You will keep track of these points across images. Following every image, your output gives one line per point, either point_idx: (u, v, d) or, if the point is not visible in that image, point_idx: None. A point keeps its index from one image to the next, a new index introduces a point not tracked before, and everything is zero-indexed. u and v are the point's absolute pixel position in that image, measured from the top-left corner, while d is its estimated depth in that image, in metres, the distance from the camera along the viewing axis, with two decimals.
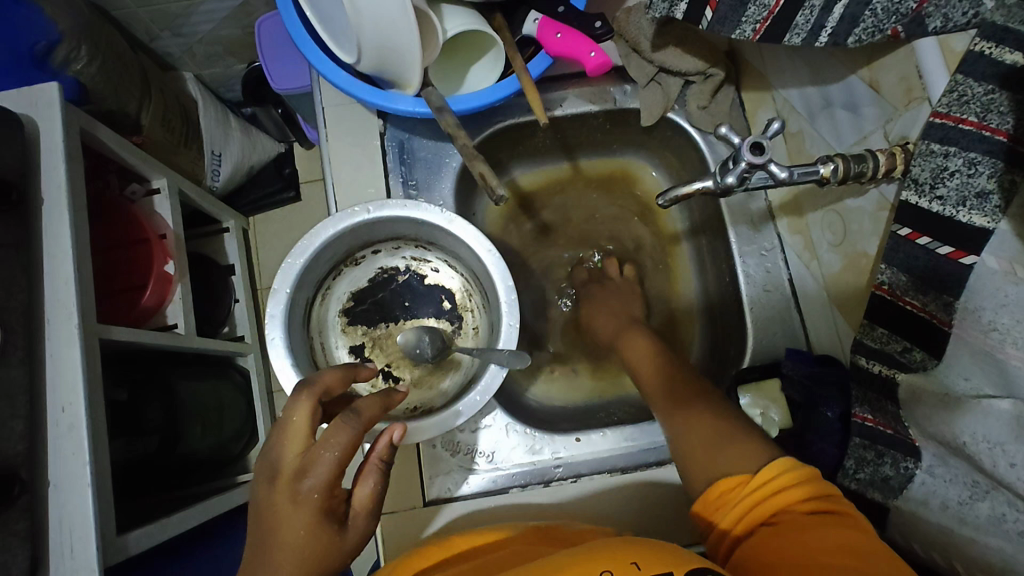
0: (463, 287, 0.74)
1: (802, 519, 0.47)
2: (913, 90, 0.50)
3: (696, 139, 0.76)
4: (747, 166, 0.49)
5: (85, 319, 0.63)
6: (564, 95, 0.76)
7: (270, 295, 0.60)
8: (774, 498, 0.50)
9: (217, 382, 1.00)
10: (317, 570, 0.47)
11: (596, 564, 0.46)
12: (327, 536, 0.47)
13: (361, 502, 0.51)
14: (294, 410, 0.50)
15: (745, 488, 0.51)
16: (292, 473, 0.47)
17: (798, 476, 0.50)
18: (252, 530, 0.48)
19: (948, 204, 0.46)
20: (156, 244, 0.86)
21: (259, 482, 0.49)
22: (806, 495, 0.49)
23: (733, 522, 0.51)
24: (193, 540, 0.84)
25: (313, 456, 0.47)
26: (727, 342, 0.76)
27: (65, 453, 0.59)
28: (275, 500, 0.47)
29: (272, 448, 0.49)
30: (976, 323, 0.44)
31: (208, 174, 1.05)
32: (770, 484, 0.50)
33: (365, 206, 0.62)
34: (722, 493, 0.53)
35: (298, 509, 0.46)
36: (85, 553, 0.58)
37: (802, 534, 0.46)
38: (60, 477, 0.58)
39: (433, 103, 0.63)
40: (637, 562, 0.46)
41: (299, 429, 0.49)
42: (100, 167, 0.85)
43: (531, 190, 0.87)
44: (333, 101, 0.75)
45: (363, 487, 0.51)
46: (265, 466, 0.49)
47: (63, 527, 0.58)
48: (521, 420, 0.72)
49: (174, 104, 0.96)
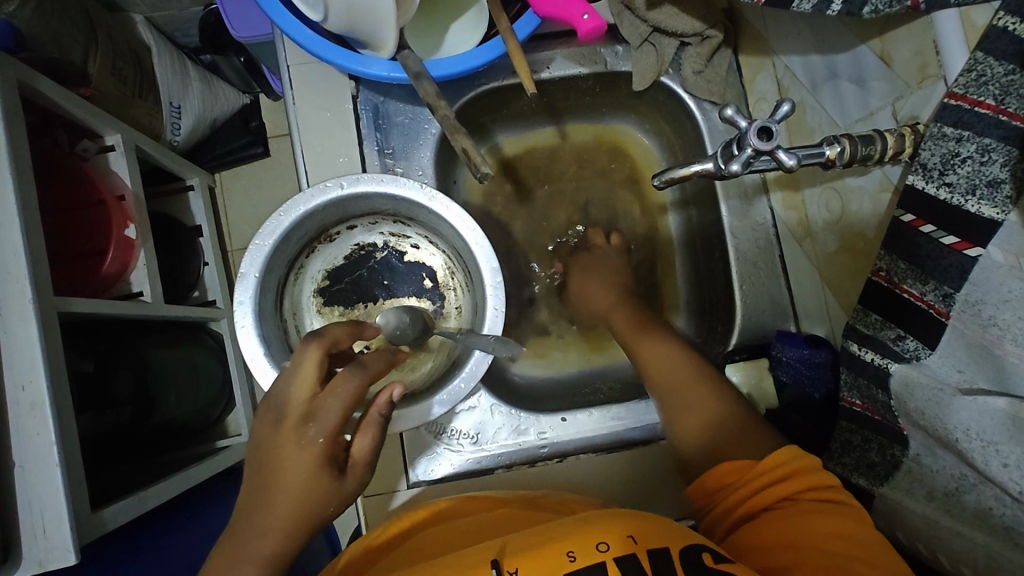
0: (445, 264, 0.70)
1: (805, 506, 0.48)
2: (928, 68, 0.47)
3: (689, 106, 0.72)
4: (753, 152, 0.47)
5: (41, 293, 0.58)
6: (552, 56, 0.71)
7: (238, 280, 0.56)
8: (780, 484, 0.50)
9: (189, 349, 0.96)
10: (314, 513, 0.46)
11: (590, 535, 0.47)
12: (325, 483, 0.46)
13: (359, 454, 0.49)
14: (303, 356, 0.48)
15: (752, 472, 0.51)
16: (299, 416, 0.46)
17: (804, 465, 0.50)
18: (249, 473, 0.47)
19: (957, 192, 0.44)
20: (113, 206, 0.80)
21: (263, 422, 0.47)
22: (812, 483, 0.49)
23: (735, 505, 0.51)
24: (175, 510, 0.81)
25: (319, 403, 0.46)
26: (715, 318, 0.75)
27: (29, 433, 0.55)
28: (280, 442, 0.46)
29: (278, 390, 0.47)
30: (975, 317, 0.43)
31: (167, 129, 0.97)
32: (776, 471, 0.50)
33: (338, 181, 0.57)
34: (727, 475, 0.53)
35: (303, 452, 0.45)
36: (59, 534, 0.55)
37: (804, 520, 0.46)
38: (26, 458, 0.55)
39: (410, 69, 0.57)
40: (634, 535, 0.47)
41: (307, 377, 0.47)
42: (45, 120, 0.77)
43: (514, 156, 0.83)
44: (298, 59, 0.69)
45: (363, 439, 0.49)
46: (272, 407, 0.47)
47: (34, 507, 0.55)
48: (506, 400, 0.71)
49: (123, 47, 0.86)
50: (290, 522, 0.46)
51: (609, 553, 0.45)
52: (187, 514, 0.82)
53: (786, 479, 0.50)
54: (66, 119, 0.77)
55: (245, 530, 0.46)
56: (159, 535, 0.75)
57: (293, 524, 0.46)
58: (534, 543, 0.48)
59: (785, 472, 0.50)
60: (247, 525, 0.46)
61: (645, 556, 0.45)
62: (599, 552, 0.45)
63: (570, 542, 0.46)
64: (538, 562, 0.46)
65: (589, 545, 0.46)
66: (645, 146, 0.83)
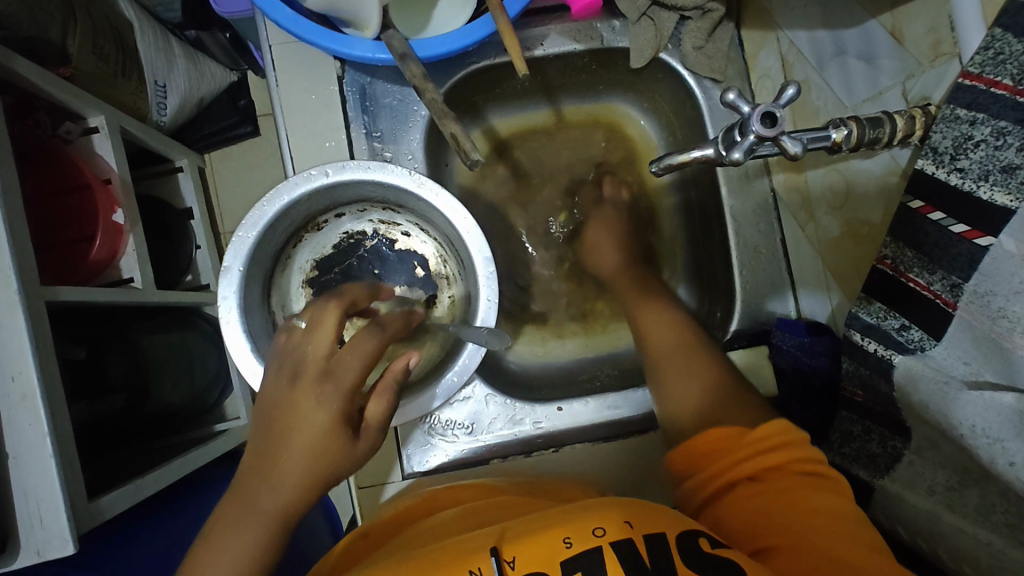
0: (436, 252, 0.68)
1: (794, 481, 0.46)
2: (941, 45, 0.45)
3: (689, 83, 0.69)
4: (756, 140, 0.44)
5: (26, 281, 0.56)
6: (545, 33, 0.68)
7: (221, 273, 0.54)
8: (771, 455, 0.48)
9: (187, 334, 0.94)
10: (326, 473, 0.46)
11: (588, 522, 0.45)
12: (340, 442, 0.46)
13: (373, 417, 0.49)
14: (324, 314, 0.48)
15: (742, 441, 0.49)
16: (317, 372, 0.46)
17: (790, 438, 0.49)
18: (261, 428, 0.46)
19: (968, 177, 0.42)
20: (100, 191, 0.77)
21: (279, 378, 0.47)
22: (798, 456, 0.48)
23: (720, 474, 0.49)
24: (178, 492, 0.80)
25: (338, 360, 0.46)
26: (715, 304, 0.73)
27: (21, 424, 0.54)
28: (297, 397, 0.46)
29: (297, 346, 0.47)
30: (984, 308, 0.42)
31: (154, 110, 0.91)
32: (766, 442, 0.49)
33: (323, 168, 0.55)
34: (716, 444, 0.50)
35: (321, 407, 0.45)
36: (56, 523, 0.55)
37: (794, 496, 0.45)
38: (18, 449, 0.54)
39: (395, 49, 0.54)
40: (631, 521, 0.46)
41: (326, 333, 0.47)
42: (25, 103, 0.73)
43: (509, 138, 0.80)
44: (279, 39, 0.66)
45: (377, 403, 0.49)
46: (289, 362, 0.47)
47: (29, 498, 0.54)
48: (501, 389, 0.70)
49: (102, 21, 0.79)
50: (301, 480, 0.45)
51: (605, 538, 0.44)
52: (191, 494, 0.81)
53: (774, 451, 0.48)
54: (47, 101, 0.73)
55: (256, 481, 0.46)
56: (162, 519, 0.75)
57: (304, 481, 0.45)
58: (534, 528, 0.46)
59: (773, 443, 0.49)
60: (258, 477, 0.46)
61: (642, 542, 0.44)
62: (595, 538, 0.44)
63: (568, 527, 0.45)
64: (535, 548, 0.45)
65: (586, 530, 0.45)
66: (644, 126, 0.80)
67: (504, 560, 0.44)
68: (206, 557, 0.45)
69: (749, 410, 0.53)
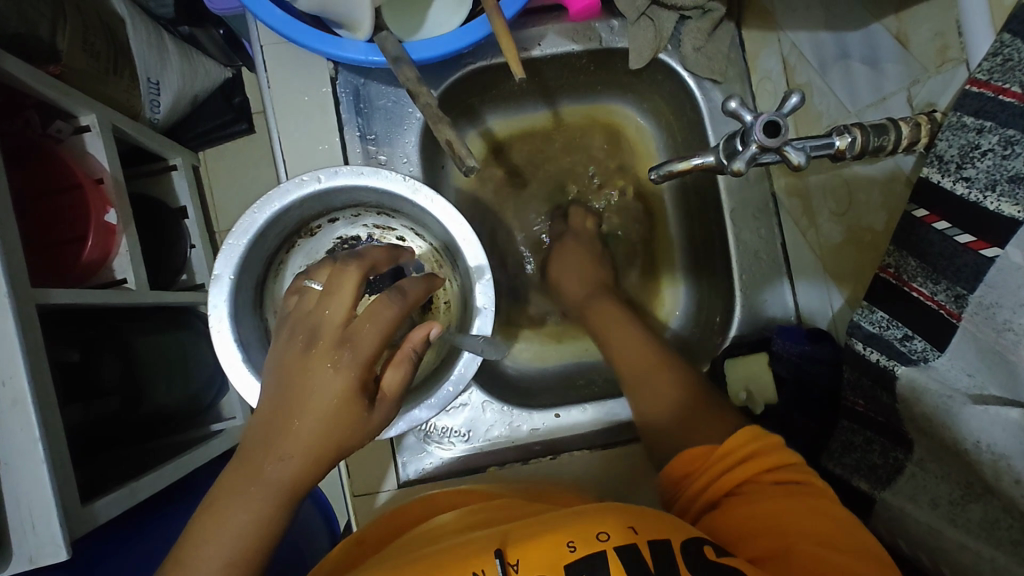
0: (432, 256, 0.67)
1: (770, 489, 0.46)
2: (949, 50, 0.45)
3: (689, 84, 0.67)
4: (758, 149, 0.43)
5: (16, 283, 0.55)
6: (542, 33, 0.66)
7: (212, 281, 0.53)
8: (744, 467, 0.48)
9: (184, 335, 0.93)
10: (338, 444, 0.44)
11: (592, 526, 0.44)
12: (354, 412, 0.44)
13: (389, 387, 0.47)
14: (342, 278, 0.46)
15: (713, 456, 0.49)
16: (334, 338, 0.44)
17: (763, 446, 0.49)
18: (271, 398, 0.44)
19: (975, 187, 0.41)
20: (91, 191, 0.76)
21: (292, 343, 0.45)
22: (772, 463, 0.48)
23: (700, 492, 0.49)
24: (174, 492, 0.79)
25: (357, 327, 0.44)
26: (714, 309, 0.72)
27: (12, 429, 0.53)
28: (313, 363, 0.43)
29: (314, 311, 0.45)
30: (989, 320, 0.41)
31: (146, 107, 0.89)
32: (735, 454, 0.49)
33: (315, 174, 0.54)
34: (690, 462, 0.51)
35: (338, 375, 0.43)
36: (48, 529, 0.54)
37: (772, 502, 0.45)
38: (9, 454, 0.53)
39: (388, 52, 0.53)
40: (635, 526, 0.44)
41: (345, 298, 0.45)
42: (14, 101, 0.72)
43: (506, 140, 0.79)
44: (271, 39, 0.65)
45: (395, 372, 0.47)
46: (304, 329, 0.45)
47: (20, 504, 0.53)
48: (498, 396, 0.69)
49: (93, 17, 0.77)
50: (312, 449, 0.43)
51: (609, 543, 0.43)
52: (189, 495, 0.80)
53: (747, 462, 0.48)
54: (35, 98, 0.72)
55: (264, 451, 0.43)
56: (158, 520, 0.74)
57: (315, 450, 0.43)
58: (536, 530, 0.45)
59: (743, 455, 0.49)
60: (266, 447, 0.44)
61: (647, 547, 0.43)
62: (600, 542, 0.43)
63: (570, 531, 0.44)
64: (538, 551, 0.43)
65: (590, 534, 0.44)
66: (643, 127, 0.79)
67: (508, 563, 0.43)
68: (209, 528, 0.43)
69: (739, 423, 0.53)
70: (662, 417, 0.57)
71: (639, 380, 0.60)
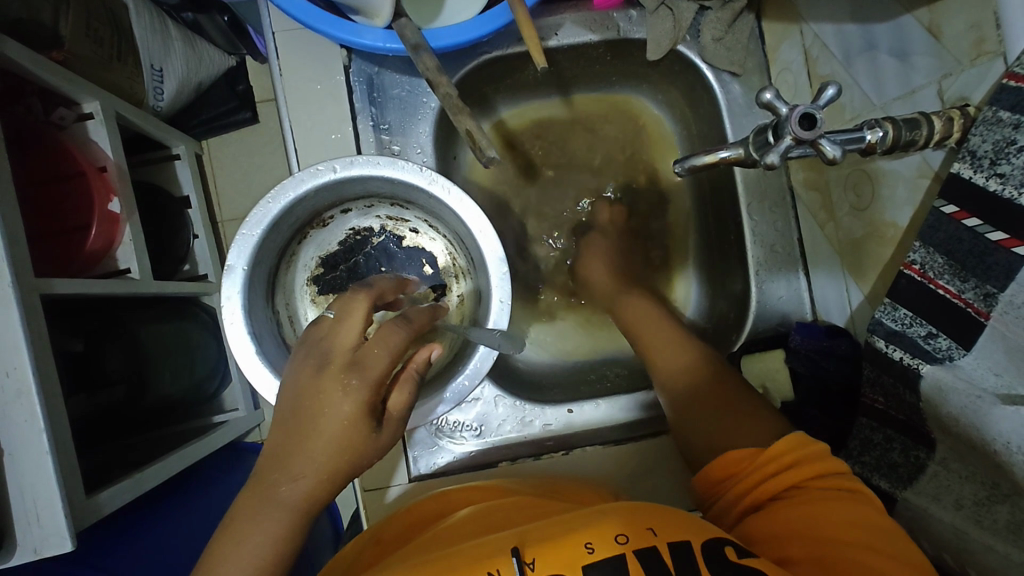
0: (446, 249, 0.67)
1: (813, 493, 0.45)
2: (986, 43, 0.44)
3: (707, 77, 0.66)
4: (792, 142, 0.43)
5: (19, 272, 0.54)
6: (560, 21, 0.65)
7: (225, 272, 0.52)
8: (790, 473, 0.47)
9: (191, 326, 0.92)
10: (348, 467, 0.43)
11: (610, 527, 0.44)
12: (363, 435, 0.43)
13: (395, 408, 0.46)
14: (351, 305, 0.46)
15: (758, 460, 0.49)
16: (345, 361, 0.43)
17: (809, 452, 0.48)
18: (280, 422, 0.44)
19: (1009, 184, 0.41)
20: (94, 179, 0.74)
21: (303, 366, 0.44)
22: (819, 470, 0.46)
23: (740, 497, 0.49)
24: (179, 485, 0.78)
25: (366, 351, 0.44)
26: (728, 304, 0.72)
27: (17, 420, 0.52)
28: (323, 387, 0.43)
29: (324, 336, 0.45)
30: (1020, 319, 0.40)
31: (150, 95, 0.87)
32: (780, 460, 0.48)
33: (330, 163, 0.53)
34: (731, 465, 0.50)
35: (348, 398, 0.42)
36: (54, 521, 0.53)
37: (814, 507, 0.44)
38: (14, 445, 0.52)
39: (408, 39, 0.52)
40: (655, 528, 0.44)
41: (355, 324, 0.45)
42: (15, 88, 0.69)
43: (518, 131, 0.78)
44: (283, 26, 0.63)
45: (400, 394, 0.46)
46: (314, 353, 0.45)
47: (25, 495, 0.53)
48: (512, 390, 0.68)
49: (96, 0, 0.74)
50: (323, 468, 0.42)
51: (629, 546, 0.42)
52: (191, 487, 0.78)
53: (793, 468, 0.47)
54: (39, 86, 0.70)
55: (276, 473, 0.43)
56: (165, 510, 0.73)
57: (326, 471, 0.43)
58: (551, 532, 0.44)
59: (789, 460, 0.48)
60: (277, 468, 0.43)
61: (667, 550, 0.42)
62: (619, 545, 0.42)
63: (589, 532, 0.43)
64: (555, 551, 0.42)
65: (609, 536, 0.43)
66: (657, 120, 0.78)
67: (524, 562, 0.42)
68: (221, 551, 0.41)
69: (759, 424, 0.53)
70: (682, 412, 0.58)
71: (660, 379, 0.61)
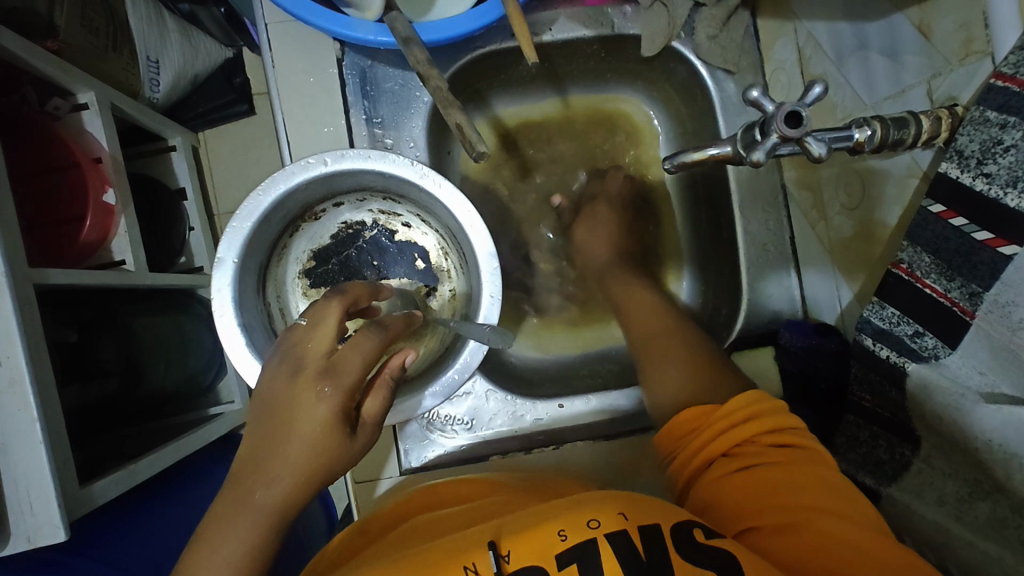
0: (438, 244, 0.67)
1: (769, 452, 0.45)
2: (974, 43, 0.44)
3: (702, 74, 0.66)
4: (778, 139, 0.43)
5: (11, 263, 0.54)
6: (554, 17, 0.65)
7: (215, 264, 0.52)
8: (748, 427, 0.46)
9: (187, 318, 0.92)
10: (323, 472, 0.43)
11: (582, 515, 0.43)
12: (338, 440, 0.43)
13: (370, 412, 0.47)
14: (324, 313, 0.46)
15: (715, 416, 0.48)
16: (318, 369, 0.43)
17: (763, 408, 0.47)
18: (253, 428, 0.44)
19: (995, 183, 0.41)
20: (89, 170, 0.73)
21: (277, 374, 0.44)
22: (772, 426, 0.46)
23: (695, 454, 0.48)
24: (173, 475, 0.78)
25: (341, 357, 0.44)
26: (720, 301, 0.72)
27: (10, 410, 0.53)
28: (296, 394, 0.43)
29: (296, 344, 0.45)
30: (1004, 319, 0.41)
31: (145, 87, 0.87)
32: (738, 415, 0.47)
33: (321, 157, 0.53)
34: (691, 420, 0.49)
35: (321, 404, 0.42)
36: (47, 510, 0.53)
37: (771, 467, 0.44)
38: (8, 436, 0.53)
39: (399, 32, 0.52)
40: (625, 513, 0.43)
41: (327, 331, 0.45)
42: (10, 78, 0.69)
43: (513, 127, 0.78)
44: (276, 19, 0.63)
45: (374, 399, 0.47)
46: (288, 359, 0.44)
47: (18, 485, 0.53)
48: (503, 385, 0.69)
49: None
50: (299, 472, 0.43)
51: (600, 530, 0.42)
52: (184, 478, 0.79)
53: (747, 422, 0.47)
54: (34, 77, 0.69)
55: (252, 478, 0.43)
56: (158, 501, 0.73)
57: (301, 476, 0.43)
58: (527, 522, 0.45)
59: (748, 416, 0.47)
60: (253, 472, 0.43)
61: (637, 533, 0.42)
62: (590, 530, 0.42)
63: (561, 520, 0.43)
64: (528, 542, 0.43)
65: (581, 522, 0.43)
66: (651, 118, 0.78)
67: (499, 555, 0.43)
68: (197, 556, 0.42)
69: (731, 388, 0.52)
70: None
71: None
